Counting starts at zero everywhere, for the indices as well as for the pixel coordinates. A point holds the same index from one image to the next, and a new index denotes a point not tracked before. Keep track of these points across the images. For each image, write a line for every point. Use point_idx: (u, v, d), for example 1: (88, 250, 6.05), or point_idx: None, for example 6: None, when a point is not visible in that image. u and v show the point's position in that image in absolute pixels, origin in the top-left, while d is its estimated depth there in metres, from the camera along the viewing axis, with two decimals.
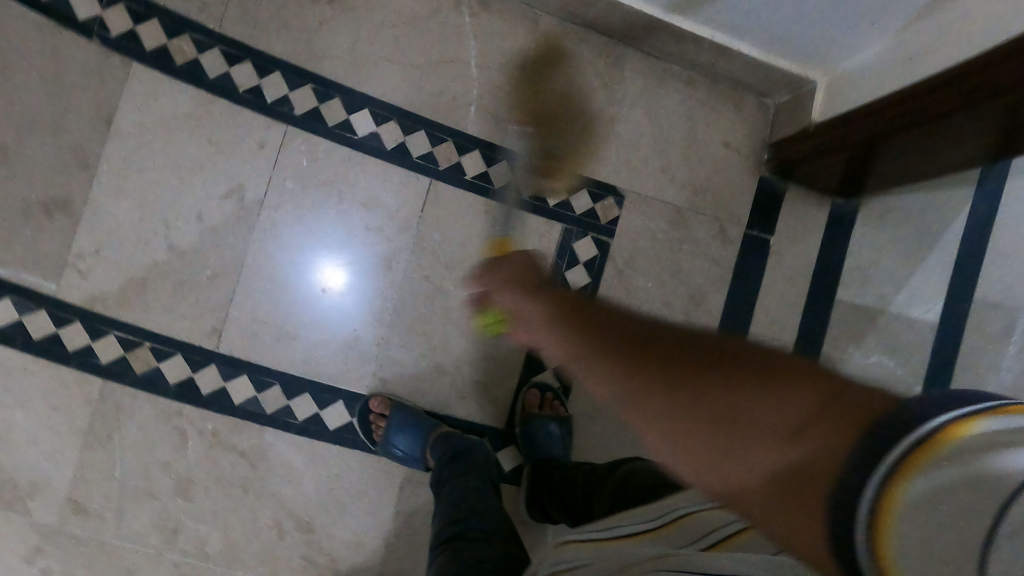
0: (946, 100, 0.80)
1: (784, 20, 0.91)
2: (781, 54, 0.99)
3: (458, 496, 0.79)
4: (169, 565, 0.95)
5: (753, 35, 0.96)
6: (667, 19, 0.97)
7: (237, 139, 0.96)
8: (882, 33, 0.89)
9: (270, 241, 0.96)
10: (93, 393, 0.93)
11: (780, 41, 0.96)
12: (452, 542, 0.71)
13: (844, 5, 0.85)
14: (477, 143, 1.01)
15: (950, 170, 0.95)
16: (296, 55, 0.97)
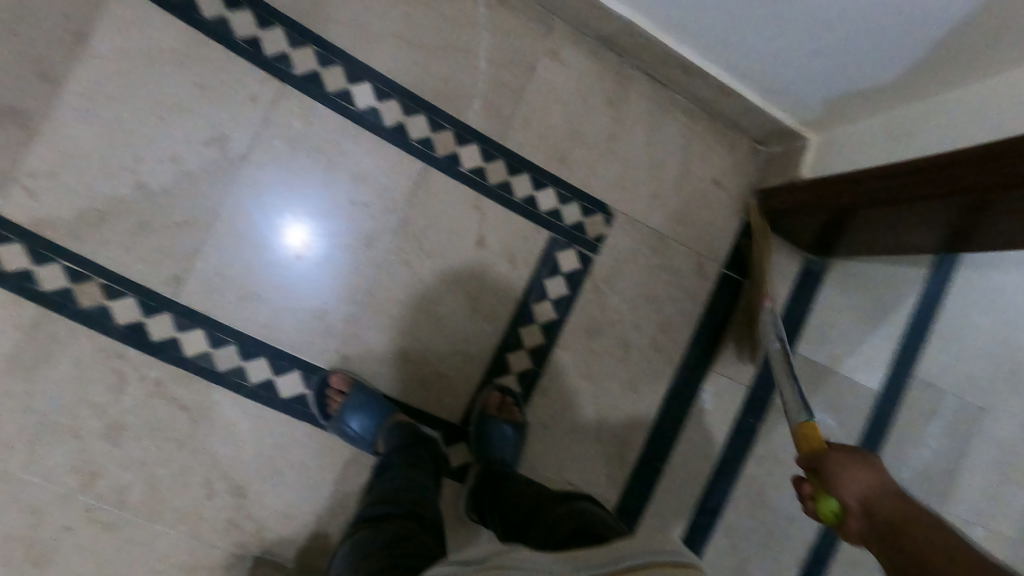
0: (920, 186, 0.82)
1: (786, 75, 0.94)
2: (779, 105, 1.02)
3: (394, 483, 0.79)
4: (82, 510, 0.90)
5: (758, 83, 0.99)
6: (680, 51, 0.98)
7: (227, 85, 0.92)
8: (877, 106, 0.93)
9: (252, 199, 0.93)
10: (28, 320, 0.88)
11: (783, 93, 0.99)
12: (375, 523, 0.70)
13: (845, 74, 0.89)
14: (478, 137, 1.00)
15: (913, 250, 0.99)
16: (302, 11, 0.93)
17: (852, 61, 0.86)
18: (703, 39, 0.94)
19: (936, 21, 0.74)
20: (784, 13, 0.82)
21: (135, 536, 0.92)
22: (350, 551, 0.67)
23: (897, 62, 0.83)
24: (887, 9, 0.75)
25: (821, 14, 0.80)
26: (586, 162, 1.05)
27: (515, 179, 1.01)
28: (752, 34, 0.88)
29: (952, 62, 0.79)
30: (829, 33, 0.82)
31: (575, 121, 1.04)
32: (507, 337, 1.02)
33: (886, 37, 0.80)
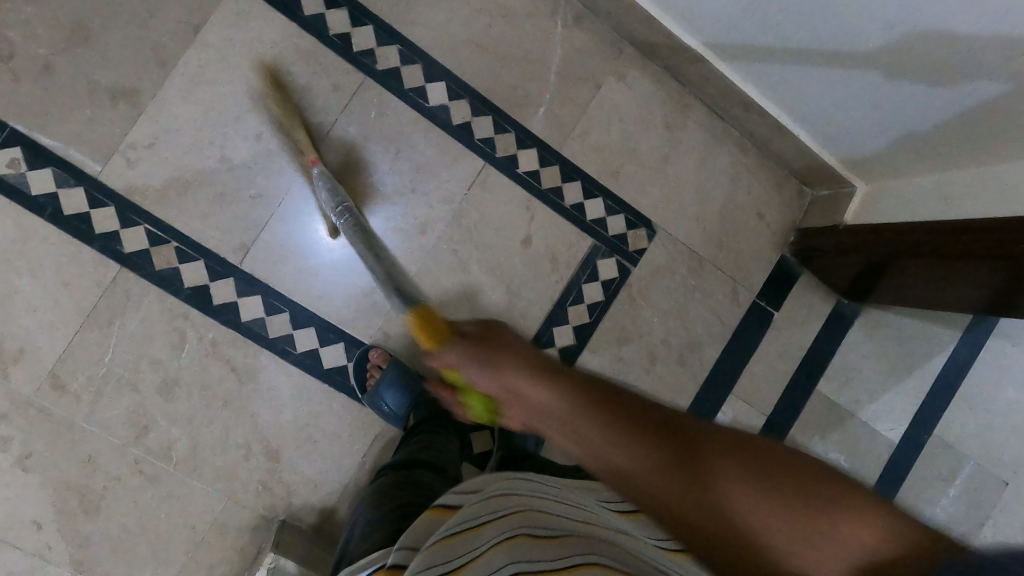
0: (966, 244, 0.85)
1: (840, 118, 0.98)
2: (832, 149, 1.06)
3: (417, 439, 0.84)
4: (131, 460, 0.95)
5: (811, 124, 1.04)
6: (740, 83, 1.04)
7: (316, 76, 0.99)
8: (923, 163, 0.96)
9: (306, 189, 0.99)
10: (107, 277, 0.95)
11: (835, 137, 1.03)
12: (401, 472, 0.75)
13: (894, 126, 0.93)
14: (537, 143, 1.05)
15: (949, 308, 1.01)
16: (391, 15, 1.01)
17: (900, 114, 0.90)
18: (762, 74, 1.00)
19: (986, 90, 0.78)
20: (843, 61, 0.87)
21: (174, 490, 0.97)
22: (376, 494, 0.73)
23: (948, 121, 0.86)
24: (941, 69, 0.79)
25: (878, 64, 0.84)
26: (636, 178, 1.10)
27: (567, 186, 1.07)
28: (810, 75, 0.94)
29: (1001, 129, 0.82)
30: (884, 82, 0.86)
31: (630, 139, 1.09)
32: (541, 337, 1.05)
33: (936, 96, 0.83)
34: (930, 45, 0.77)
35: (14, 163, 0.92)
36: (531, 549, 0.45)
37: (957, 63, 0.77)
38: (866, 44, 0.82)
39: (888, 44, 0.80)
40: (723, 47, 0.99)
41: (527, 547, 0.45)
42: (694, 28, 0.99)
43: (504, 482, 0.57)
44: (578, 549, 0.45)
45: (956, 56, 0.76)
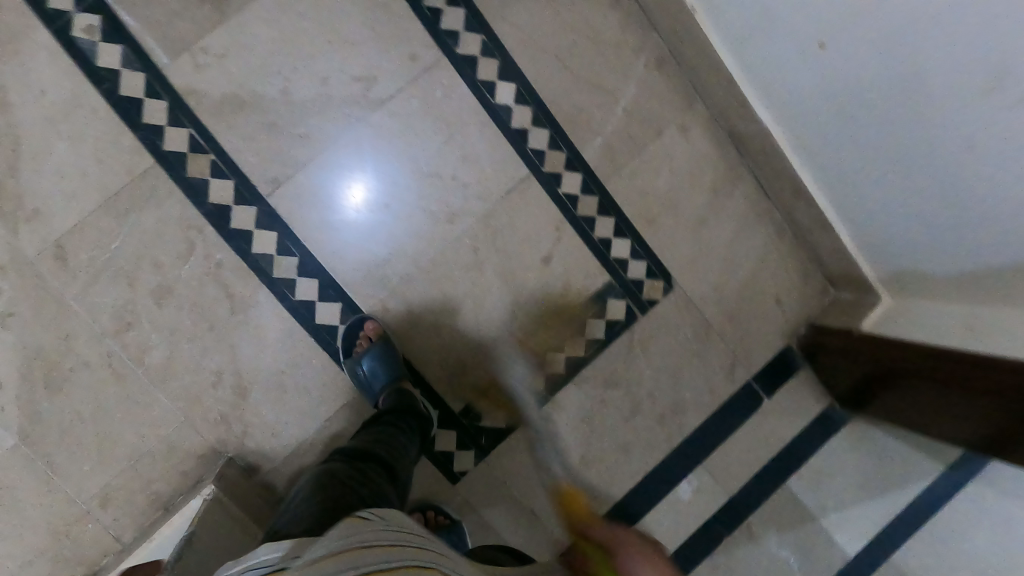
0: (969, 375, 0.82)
1: (879, 224, 0.96)
2: (865, 253, 1.04)
3: (379, 436, 0.80)
4: (106, 350, 0.96)
5: (850, 221, 1.02)
6: (794, 160, 1.03)
7: (397, 41, 1.00)
8: (934, 295, 0.95)
9: (336, 154, 0.99)
10: (139, 168, 0.95)
11: (871, 242, 1.01)
12: (354, 462, 0.70)
13: (920, 250, 0.92)
14: (585, 169, 1.05)
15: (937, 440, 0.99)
16: (486, 5, 1.01)
17: (933, 242, 0.88)
18: (817, 155, 0.98)
19: (998, 246, 0.78)
20: (881, 169, 0.88)
21: (137, 392, 0.97)
22: (319, 473, 0.67)
23: (966, 264, 0.85)
24: (964, 209, 0.79)
25: (913, 185, 0.85)
26: (670, 231, 1.09)
27: (601, 218, 1.06)
28: (853, 173, 0.94)
29: (1005, 286, 0.81)
30: (916, 205, 0.86)
31: (676, 192, 1.09)
32: (532, 354, 1.05)
33: (959, 236, 0.83)
34: (954, 180, 0.77)
35: (89, 31, 0.93)
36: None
37: (977, 208, 0.77)
38: (903, 159, 0.83)
39: (921, 163, 0.81)
40: (789, 117, 0.97)
41: None
42: (763, 96, 0.99)
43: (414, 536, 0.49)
44: None
45: (975, 199, 0.76)
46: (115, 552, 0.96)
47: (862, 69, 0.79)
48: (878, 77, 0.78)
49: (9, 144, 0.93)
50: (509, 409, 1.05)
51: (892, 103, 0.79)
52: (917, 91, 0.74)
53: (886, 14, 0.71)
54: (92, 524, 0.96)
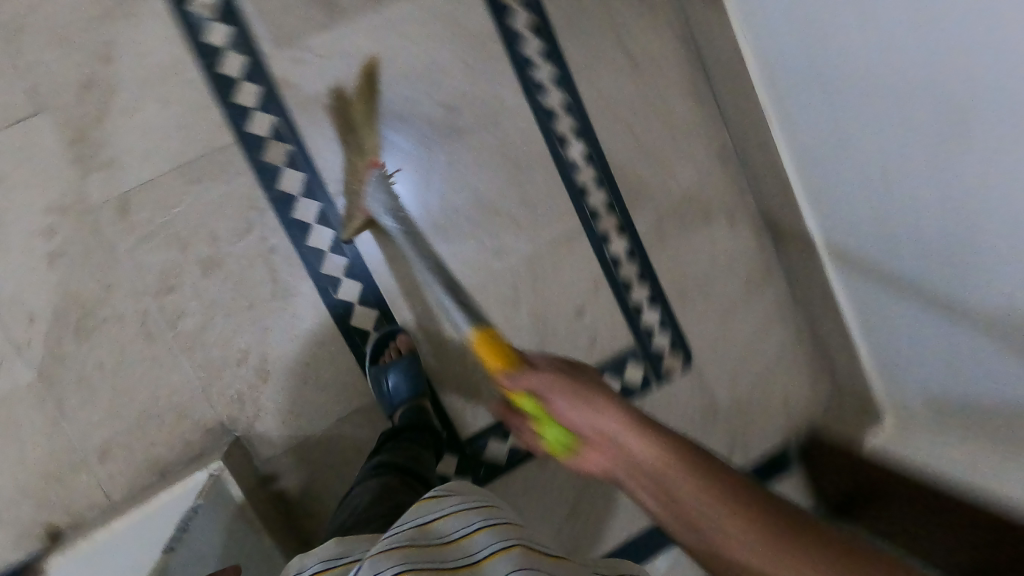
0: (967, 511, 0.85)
1: (884, 315, 1.02)
2: (868, 347, 1.10)
3: (413, 452, 0.83)
4: (143, 308, 0.98)
5: (856, 305, 1.08)
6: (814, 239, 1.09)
7: (487, 80, 1.05)
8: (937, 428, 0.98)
9: (399, 165, 1.03)
10: (218, 144, 0.99)
11: (876, 337, 1.07)
12: (403, 478, 0.75)
13: (925, 349, 0.95)
14: (633, 235, 1.10)
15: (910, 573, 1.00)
16: (576, 66, 1.07)
17: (937, 346, 0.92)
18: (835, 237, 1.04)
19: (997, 360, 0.81)
20: (896, 263, 0.92)
21: (161, 355, 0.98)
22: (369, 486, 0.73)
23: (963, 370, 0.88)
24: (970, 311, 0.82)
25: (924, 282, 0.88)
26: (699, 311, 1.14)
27: (637, 285, 1.11)
28: (871, 262, 0.98)
29: (999, 392, 0.83)
30: (926, 303, 0.90)
31: (712, 275, 1.14)
32: None
33: (961, 336, 0.86)
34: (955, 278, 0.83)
35: (206, 8, 0.98)
36: (533, 556, 0.51)
37: (982, 310, 0.80)
38: (917, 253, 0.87)
39: (935, 260, 0.85)
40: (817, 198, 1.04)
41: (540, 560, 0.51)
42: (803, 178, 1.05)
43: (479, 496, 0.60)
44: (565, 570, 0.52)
45: (981, 300, 0.80)
46: (102, 507, 0.97)
47: (893, 164, 0.85)
48: (906, 172, 0.84)
49: (103, 94, 0.96)
50: (512, 447, 1.08)
51: (914, 198, 0.84)
52: (942, 174, 0.78)
53: (921, 114, 0.77)
54: (87, 475, 0.96)
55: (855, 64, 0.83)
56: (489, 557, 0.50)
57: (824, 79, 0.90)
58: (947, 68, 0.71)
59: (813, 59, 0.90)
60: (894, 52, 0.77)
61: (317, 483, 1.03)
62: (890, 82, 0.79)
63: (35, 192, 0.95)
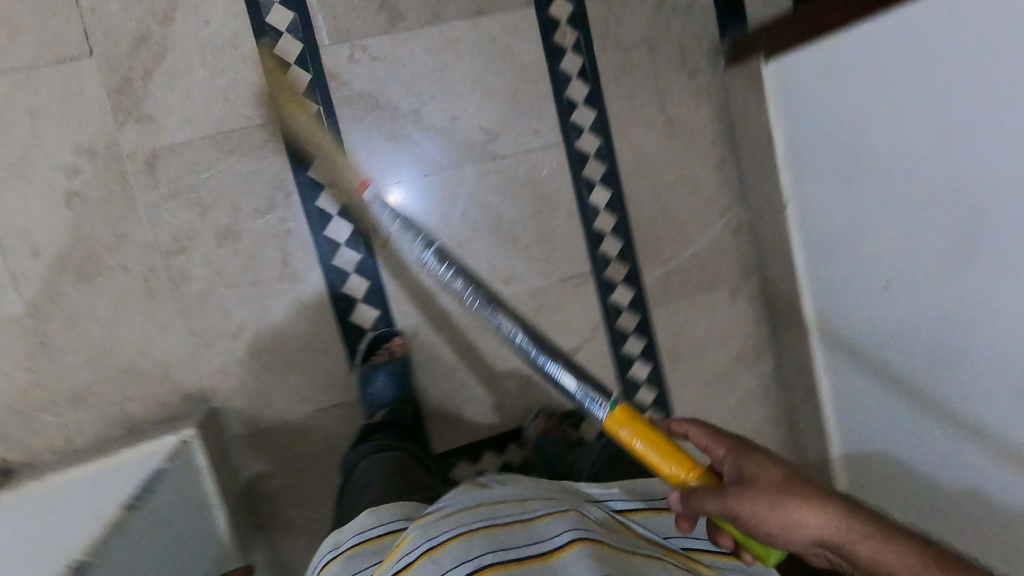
0: None
1: (866, 404, 1.02)
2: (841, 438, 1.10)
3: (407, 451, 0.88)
4: (149, 263, 0.98)
5: (837, 393, 1.08)
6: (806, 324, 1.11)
7: (530, 113, 1.07)
8: None
9: (429, 176, 1.05)
10: (258, 120, 1.00)
11: (852, 428, 1.07)
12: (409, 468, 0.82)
13: (902, 448, 0.96)
14: (638, 289, 1.13)
15: None
16: (617, 117, 1.10)
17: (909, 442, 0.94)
18: (827, 324, 1.06)
19: (972, 454, 0.84)
20: (891, 359, 0.93)
21: (156, 313, 0.98)
22: (389, 462, 0.82)
23: (942, 474, 0.89)
24: (966, 416, 0.84)
25: (918, 383, 0.90)
26: (686, 373, 1.17)
27: (633, 336, 1.14)
28: (866, 357, 0.99)
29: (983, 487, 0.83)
30: (918, 399, 0.91)
31: (705, 341, 1.17)
32: (523, 429, 1.13)
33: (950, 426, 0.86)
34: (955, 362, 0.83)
35: None
36: (583, 520, 0.59)
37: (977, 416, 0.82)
38: (918, 355, 0.88)
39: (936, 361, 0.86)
40: (816, 282, 1.05)
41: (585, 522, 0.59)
42: (808, 265, 1.06)
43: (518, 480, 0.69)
44: (613, 534, 0.60)
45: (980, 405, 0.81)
46: (64, 452, 0.96)
47: (904, 267, 0.87)
48: (916, 277, 0.86)
49: (156, 50, 0.97)
50: (481, 471, 1.11)
51: (922, 303, 0.86)
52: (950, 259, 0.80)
53: (930, 199, 0.80)
54: (53, 417, 0.95)
55: (882, 169, 0.86)
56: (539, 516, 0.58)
57: (848, 177, 0.93)
58: (976, 186, 0.75)
59: (839, 157, 0.93)
60: (923, 163, 0.80)
61: (284, 471, 1.03)
62: (914, 190, 0.82)
63: (68, 129, 0.95)
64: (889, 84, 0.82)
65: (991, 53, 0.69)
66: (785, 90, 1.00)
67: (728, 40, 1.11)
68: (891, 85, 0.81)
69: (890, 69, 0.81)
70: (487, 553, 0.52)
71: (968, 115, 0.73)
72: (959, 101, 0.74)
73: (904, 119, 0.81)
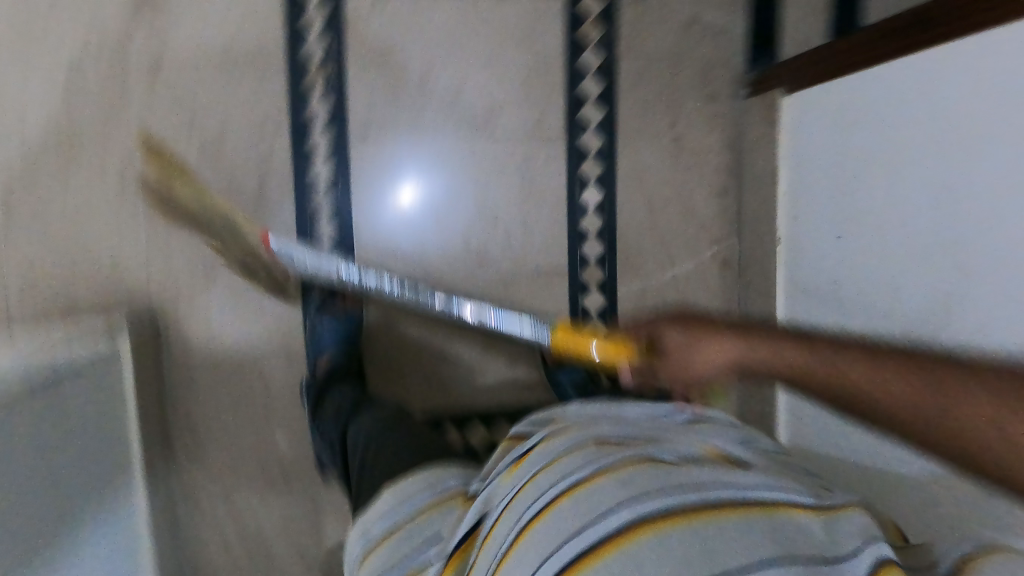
0: None
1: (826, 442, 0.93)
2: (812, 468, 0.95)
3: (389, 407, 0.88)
4: (128, 164, 0.97)
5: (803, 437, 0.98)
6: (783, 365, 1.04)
7: (538, 99, 1.05)
8: None
9: (423, 137, 1.04)
10: (266, 48, 0.99)
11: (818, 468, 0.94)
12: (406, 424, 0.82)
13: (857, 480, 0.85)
14: (611, 299, 1.10)
15: None
16: (626, 121, 1.07)
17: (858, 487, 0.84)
18: None
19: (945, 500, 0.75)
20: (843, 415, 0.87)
21: (121, 214, 0.97)
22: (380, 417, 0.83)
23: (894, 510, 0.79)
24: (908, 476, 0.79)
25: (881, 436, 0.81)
26: None
27: None
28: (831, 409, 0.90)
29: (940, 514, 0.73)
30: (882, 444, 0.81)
31: None
32: (465, 417, 1.07)
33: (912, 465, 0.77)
34: None
35: None
36: (602, 450, 0.54)
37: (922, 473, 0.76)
38: None
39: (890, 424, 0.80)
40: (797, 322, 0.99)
41: (623, 459, 0.52)
42: (790, 304, 1.01)
43: (594, 426, 0.63)
44: (655, 467, 0.50)
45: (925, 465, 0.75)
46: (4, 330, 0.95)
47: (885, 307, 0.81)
48: (889, 334, 0.82)
49: None
50: None
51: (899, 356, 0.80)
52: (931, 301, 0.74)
53: (919, 233, 0.75)
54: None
55: (870, 217, 0.83)
56: (564, 456, 0.54)
57: (839, 223, 0.89)
58: (954, 249, 0.71)
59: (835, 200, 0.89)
60: (914, 193, 0.75)
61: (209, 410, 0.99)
62: (897, 244, 0.79)
63: (81, 19, 0.95)
64: (889, 131, 0.78)
65: (986, 79, 0.65)
66: (799, 125, 0.96)
67: (756, 67, 1.07)
68: (891, 130, 0.78)
69: (891, 93, 0.78)
70: (507, 531, 0.51)
71: (955, 174, 0.70)
72: (952, 126, 0.70)
73: (899, 168, 0.77)
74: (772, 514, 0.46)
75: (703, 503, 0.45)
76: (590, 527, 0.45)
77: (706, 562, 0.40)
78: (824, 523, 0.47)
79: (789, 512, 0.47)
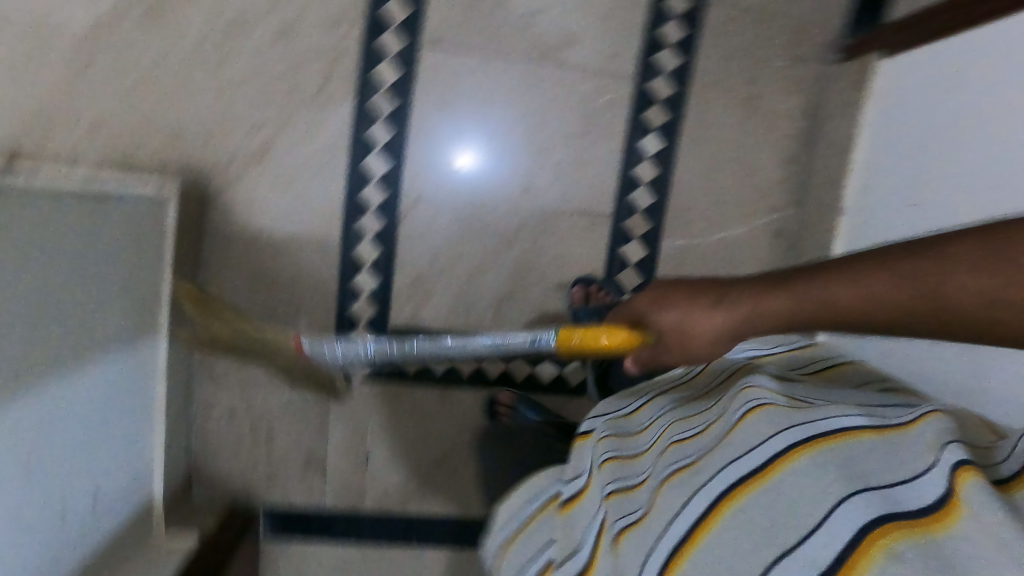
0: None
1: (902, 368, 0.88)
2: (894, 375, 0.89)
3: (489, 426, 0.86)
4: (202, 31, 0.97)
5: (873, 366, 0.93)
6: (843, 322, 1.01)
7: (616, 35, 1.02)
8: None
9: (493, 56, 1.02)
10: None
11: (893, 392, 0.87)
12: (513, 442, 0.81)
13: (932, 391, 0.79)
14: (651, 253, 1.07)
15: None
16: (702, 73, 1.03)
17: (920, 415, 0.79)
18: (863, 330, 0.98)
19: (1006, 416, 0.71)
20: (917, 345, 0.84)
21: (189, 79, 0.98)
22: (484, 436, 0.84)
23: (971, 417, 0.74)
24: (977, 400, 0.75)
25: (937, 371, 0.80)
26: None
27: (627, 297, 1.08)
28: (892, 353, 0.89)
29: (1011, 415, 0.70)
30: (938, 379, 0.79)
31: None
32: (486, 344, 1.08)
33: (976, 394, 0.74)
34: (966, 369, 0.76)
35: None
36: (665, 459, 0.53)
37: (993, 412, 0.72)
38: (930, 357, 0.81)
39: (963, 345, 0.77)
40: None
41: (694, 453, 0.51)
42: None
43: (673, 411, 0.61)
44: (715, 445, 0.49)
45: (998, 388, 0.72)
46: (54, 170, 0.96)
47: None
48: None
49: None
50: (427, 364, 1.08)
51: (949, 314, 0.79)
52: None
53: (979, 198, 0.75)
54: (54, 134, 0.95)
55: (934, 188, 0.82)
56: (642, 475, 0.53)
57: (915, 185, 0.86)
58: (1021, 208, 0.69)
59: (913, 163, 0.87)
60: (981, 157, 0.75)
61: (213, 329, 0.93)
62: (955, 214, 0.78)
63: None
64: (985, 88, 0.76)
65: None
66: (891, 91, 0.94)
67: (855, 31, 1.01)
68: (973, 98, 0.78)
69: (980, 60, 0.78)
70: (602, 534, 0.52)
71: None
72: None
73: (983, 125, 0.75)
74: (844, 446, 0.43)
75: (751, 473, 0.44)
76: (668, 532, 0.45)
77: (785, 540, 0.39)
78: (899, 439, 0.44)
79: (861, 441, 0.44)
